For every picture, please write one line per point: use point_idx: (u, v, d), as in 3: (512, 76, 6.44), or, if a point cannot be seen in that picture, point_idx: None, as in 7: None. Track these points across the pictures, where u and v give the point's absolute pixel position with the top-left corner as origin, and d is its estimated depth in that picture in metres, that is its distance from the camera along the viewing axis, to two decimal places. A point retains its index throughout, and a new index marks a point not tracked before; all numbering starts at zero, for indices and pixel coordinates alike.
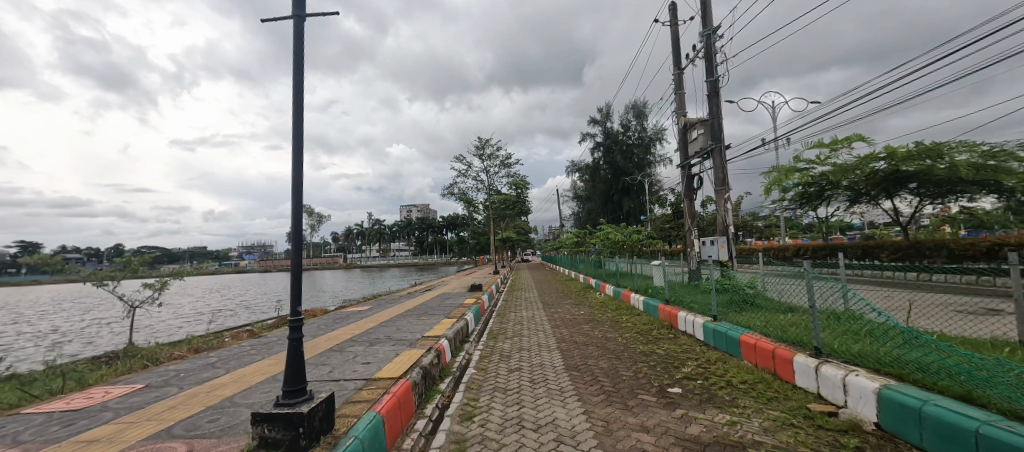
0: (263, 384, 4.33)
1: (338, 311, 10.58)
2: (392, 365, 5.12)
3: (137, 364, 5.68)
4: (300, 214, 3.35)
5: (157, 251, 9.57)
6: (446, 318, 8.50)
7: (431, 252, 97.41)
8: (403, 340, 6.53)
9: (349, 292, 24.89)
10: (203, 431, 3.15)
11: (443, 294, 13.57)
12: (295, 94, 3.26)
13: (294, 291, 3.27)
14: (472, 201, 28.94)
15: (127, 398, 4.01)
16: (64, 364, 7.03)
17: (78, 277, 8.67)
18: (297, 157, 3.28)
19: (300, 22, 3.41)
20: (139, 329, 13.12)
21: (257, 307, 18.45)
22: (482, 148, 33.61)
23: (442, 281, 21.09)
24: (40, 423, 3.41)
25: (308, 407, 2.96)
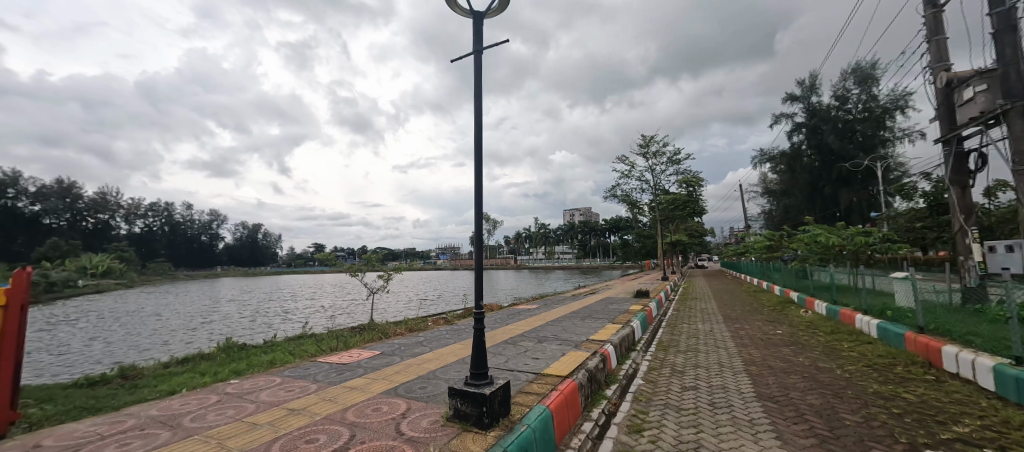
0: (454, 364, 5.09)
1: (511, 308, 11.68)
2: (559, 364, 5.21)
3: (378, 335, 7.66)
4: (482, 219, 3.79)
5: (387, 251, 12.76)
6: (610, 323, 8.20)
7: (593, 256, 97.23)
8: (568, 340, 6.64)
9: (520, 291, 27.34)
10: (417, 395, 3.90)
11: (606, 299, 13.27)
12: (476, 119, 3.76)
13: (477, 287, 3.69)
14: (636, 202, 27.52)
15: (372, 359, 5.42)
16: (341, 329, 10.11)
17: (347, 269, 12.37)
18: (478, 171, 3.77)
19: (479, 55, 3.92)
20: (381, 309, 17.79)
21: (451, 298, 22.26)
22: (647, 146, 31.73)
23: (605, 285, 20.67)
24: (328, 369, 4.95)
25: (489, 390, 3.26)
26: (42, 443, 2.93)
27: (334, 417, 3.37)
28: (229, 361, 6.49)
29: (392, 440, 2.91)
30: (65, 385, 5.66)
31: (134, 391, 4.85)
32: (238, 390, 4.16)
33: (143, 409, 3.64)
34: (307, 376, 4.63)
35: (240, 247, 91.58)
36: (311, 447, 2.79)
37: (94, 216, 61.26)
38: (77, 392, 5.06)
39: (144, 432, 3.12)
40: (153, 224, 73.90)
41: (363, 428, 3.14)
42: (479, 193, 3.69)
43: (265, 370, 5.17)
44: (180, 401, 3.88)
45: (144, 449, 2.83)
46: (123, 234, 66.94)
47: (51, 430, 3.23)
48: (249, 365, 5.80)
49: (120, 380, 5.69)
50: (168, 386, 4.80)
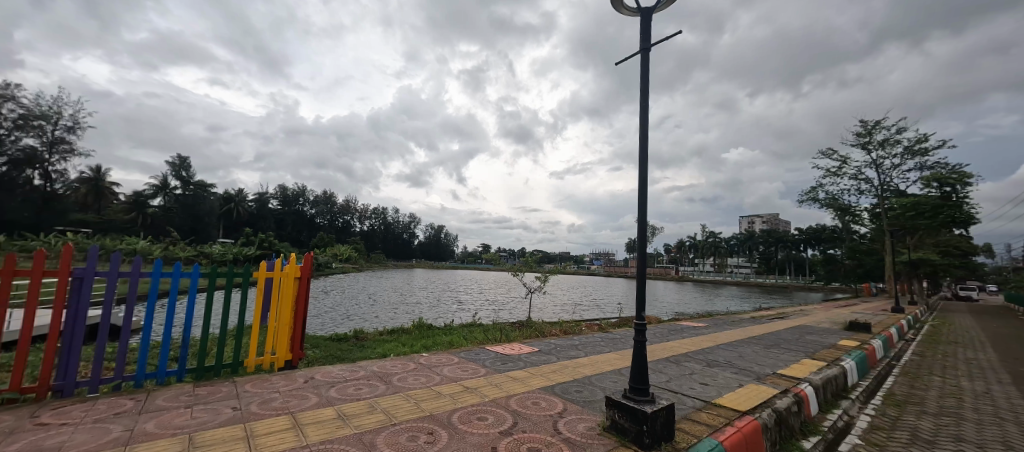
0: (609, 373, 4.89)
1: (672, 323, 10.58)
2: (734, 395, 4.36)
3: (535, 333, 8.10)
4: (646, 222, 3.64)
5: (543, 253, 13.39)
6: (809, 358, 6.48)
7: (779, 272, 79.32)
8: (747, 370, 5.54)
9: (680, 305, 24.60)
10: (573, 397, 3.88)
11: (802, 326, 10.56)
12: (641, 118, 3.79)
13: (639, 294, 3.42)
14: (850, 206, 21.38)
15: (531, 354, 5.73)
16: (504, 322, 11.12)
17: (509, 269, 13.56)
18: (643, 175, 3.74)
19: (646, 56, 3.84)
20: (536, 308, 18.81)
21: (605, 306, 21.71)
22: (868, 134, 24.42)
23: (800, 309, 16.51)
24: (494, 357, 5.47)
25: (652, 408, 2.95)
26: (316, 377, 4.18)
27: (500, 401, 3.65)
28: (421, 337, 7.95)
29: (549, 437, 2.94)
30: (327, 337, 7.99)
31: (363, 349, 6.43)
32: (427, 362, 5.00)
33: (368, 365, 4.77)
34: (477, 360, 5.21)
35: (428, 244, 112.19)
36: (480, 424, 3.07)
37: (344, 217, 85.46)
38: (333, 343, 7.06)
39: (367, 382, 4.05)
40: (376, 223, 97.47)
41: (523, 418, 3.28)
42: (644, 194, 3.67)
43: (446, 349, 6.09)
44: (389, 363, 4.92)
45: (367, 395, 3.67)
46: (360, 229, 90.89)
47: (319, 368, 4.56)
48: (435, 343, 6.95)
49: (356, 340, 7.67)
50: (382, 350, 6.18)
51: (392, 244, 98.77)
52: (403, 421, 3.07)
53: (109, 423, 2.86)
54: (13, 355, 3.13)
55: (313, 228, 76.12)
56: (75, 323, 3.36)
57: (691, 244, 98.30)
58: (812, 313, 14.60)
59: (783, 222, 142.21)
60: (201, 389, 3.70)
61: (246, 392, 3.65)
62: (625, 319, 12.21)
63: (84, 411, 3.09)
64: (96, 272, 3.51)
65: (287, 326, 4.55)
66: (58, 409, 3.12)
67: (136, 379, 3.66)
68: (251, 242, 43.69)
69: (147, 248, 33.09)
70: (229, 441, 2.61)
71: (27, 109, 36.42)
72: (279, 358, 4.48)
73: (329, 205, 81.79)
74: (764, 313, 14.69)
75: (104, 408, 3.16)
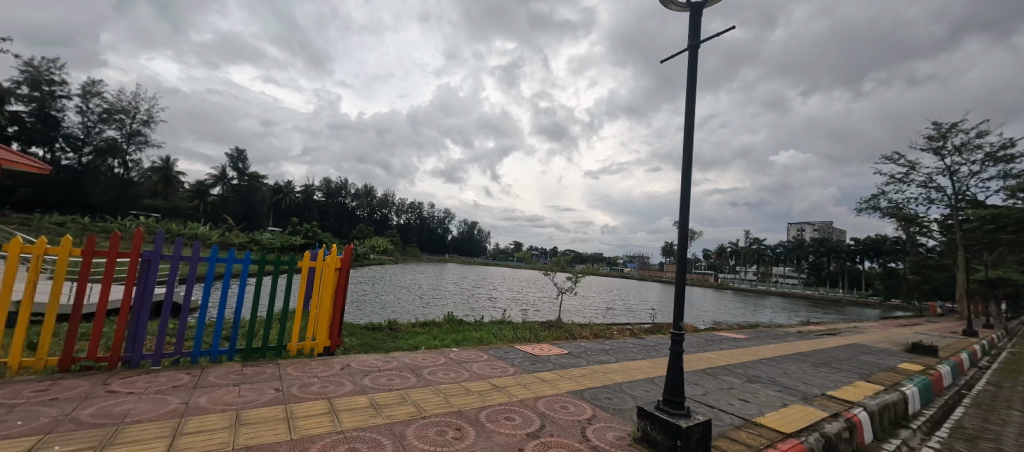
0: (642, 382, 4.71)
1: (710, 332, 10.08)
2: (778, 414, 4.07)
3: (565, 334, 7.99)
4: (687, 229, 3.46)
5: (574, 253, 13.16)
6: (864, 381, 5.95)
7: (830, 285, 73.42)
8: (792, 389, 5.16)
9: (719, 315, 23.41)
10: (603, 404, 3.78)
11: (857, 346, 9.71)
12: (687, 119, 3.60)
13: (677, 304, 3.25)
14: (918, 216, 19.39)
15: (560, 356, 5.65)
16: (534, 322, 11.08)
17: (540, 268, 13.46)
18: (686, 174, 3.53)
19: (694, 52, 3.66)
20: (567, 309, 18.59)
21: (638, 311, 21.02)
22: (942, 137, 22.08)
23: (853, 326, 15.24)
24: (523, 356, 5.44)
25: (687, 423, 2.81)
26: (351, 365, 4.34)
27: (528, 403, 3.61)
28: (452, 331, 8.08)
29: (577, 443, 2.87)
30: (363, 326, 8.31)
31: (396, 340, 6.63)
32: (457, 358, 5.06)
33: (400, 356, 4.90)
34: (506, 359, 5.22)
35: (461, 240, 114.13)
36: (507, 425, 3.05)
37: (383, 211, 88.71)
38: (368, 332, 7.33)
39: (399, 373, 4.15)
40: (412, 217, 100.18)
41: (551, 421, 3.23)
42: (686, 200, 3.49)
43: (475, 345, 6.14)
44: (420, 356, 5.03)
45: (399, 386, 3.76)
46: (397, 222, 93.94)
47: (354, 356, 4.73)
48: (465, 338, 7.04)
49: (390, 330, 7.93)
50: (415, 342, 6.34)
51: (426, 238, 101.46)
52: (431, 415, 3.11)
53: (168, 395, 3.11)
54: (92, 328, 3.48)
55: (354, 219, 79.56)
56: (143, 300, 3.67)
57: (732, 252, 93.49)
58: (868, 331, 13.41)
59: (839, 231, 131.39)
60: (248, 369, 3.95)
61: (288, 374, 3.85)
62: (659, 325, 11.79)
63: (147, 382, 3.39)
64: (162, 255, 3.82)
65: (327, 313, 4.76)
66: (127, 378, 3.44)
67: (192, 355, 3.98)
68: (297, 231, 46.21)
69: (207, 234, 35.92)
70: (270, 421, 2.75)
71: (112, 104, 40.75)
72: (319, 344, 4.70)
73: (369, 198, 85.12)
74: (813, 328, 13.64)
75: (164, 381, 3.44)
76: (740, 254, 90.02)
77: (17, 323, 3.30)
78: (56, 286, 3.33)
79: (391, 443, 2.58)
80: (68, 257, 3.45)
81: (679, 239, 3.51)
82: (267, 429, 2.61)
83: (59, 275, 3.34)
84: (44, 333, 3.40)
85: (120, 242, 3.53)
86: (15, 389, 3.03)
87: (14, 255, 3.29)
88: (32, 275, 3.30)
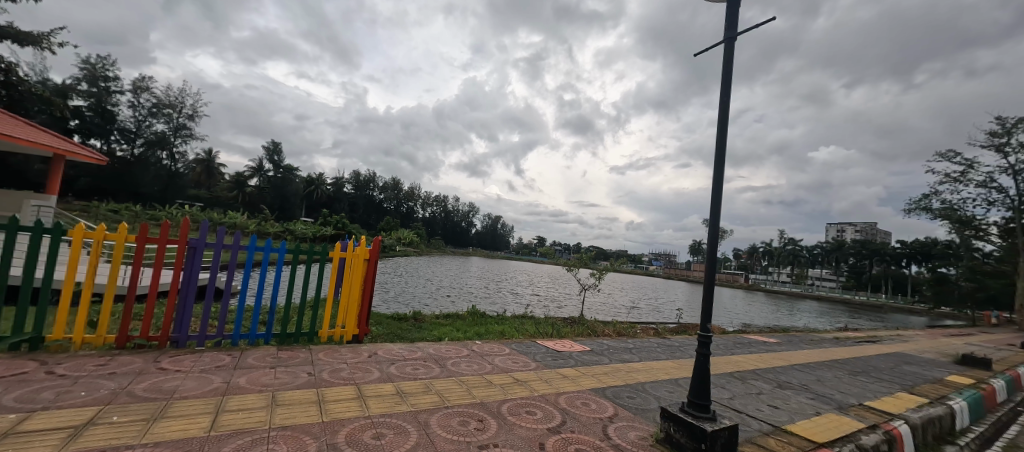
0: (665, 383, 4.62)
1: (738, 335, 9.74)
2: (810, 423, 3.90)
3: (587, 331, 7.94)
4: (716, 231, 3.34)
5: (597, 250, 13.00)
6: (906, 392, 5.61)
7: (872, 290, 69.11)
8: (827, 398, 4.92)
9: (748, 317, 22.60)
10: (625, 403, 3.75)
11: (900, 355, 9.14)
12: (721, 113, 3.46)
13: (705, 305, 3.16)
14: (973, 220, 17.89)
15: (582, 353, 5.61)
16: (556, 318, 11.07)
17: (562, 264, 13.38)
18: (719, 173, 3.40)
19: (730, 44, 3.50)
20: (589, 306, 18.46)
21: (662, 310, 20.53)
22: (1005, 133, 20.22)
23: (896, 334, 14.36)
24: (545, 352, 5.45)
25: (712, 427, 2.74)
26: (377, 354, 4.47)
27: (549, 398, 3.63)
28: (474, 324, 8.19)
29: (599, 441, 2.86)
30: (389, 316, 8.54)
31: (420, 331, 6.80)
32: (479, 350, 5.13)
33: (424, 346, 5.02)
34: (528, 353, 5.24)
35: (484, 234, 115.10)
36: (529, 418, 3.08)
37: (409, 203, 90.54)
38: (394, 322, 7.55)
39: (423, 363, 4.26)
40: (437, 210, 101.73)
41: (572, 417, 3.24)
42: (718, 197, 3.36)
43: (497, 339, 6.19)
44: (444, 347, 5.13)
45: (423, 375, 3.86)
46: (422, 215, 95.71)
47: (381, 345, 4.89)
48: (487, 331, 7.12)
49: (415, 320, 8.13)
50: (438, 333, 6.47)
51: (450, 231, 102.92)
52: (454, 405, 3.18)
53: (211, 374, 3.32)
54: (145, 309, 3.76)
55: (381, 211, 81.55)
56: (190, 285, 3.92)
57: (764, 252, 89.70)
58: (913, 340, 12.60)
59: (884, 233, 123.17)
60: (283, 352, 4.15)
61: (319, 359, 4.03)
62: (684, 326, 11.52)
63: (193, 361, 3.63)
64: (206, 243, 4.06)
65: (356, 303, 4.93)
66: (175, 357, 3.69)
67: (232, 338, 4.23)
68: (328, 222, 47.86)
69: (245, 223, 37.78)
70: (303, 403, 2.89)
71: (160, 99, 43.32)
72: (348, 332, 4.89)
73: (395, 191, 87.05)
74: (851, 334, 12.95)
75: (207, 361, 3.67)
76: (772, 255, 86.28)
77: (82, 303, 3.60)
78: (114, 269, 3.59)
79: (415, 430, 2.66)
80: (124, 243, 3.72)
81: (708, 237, 3.40)
82: (301, 411, 2.74)
83: (116, 260, 3.61)
84: (102, 313, 3.69)
85: (169, 230, 3.77)
86: (79, 363, 3.31)
87: (78, 240, 3.58)
88: (93, 259, 3.58)
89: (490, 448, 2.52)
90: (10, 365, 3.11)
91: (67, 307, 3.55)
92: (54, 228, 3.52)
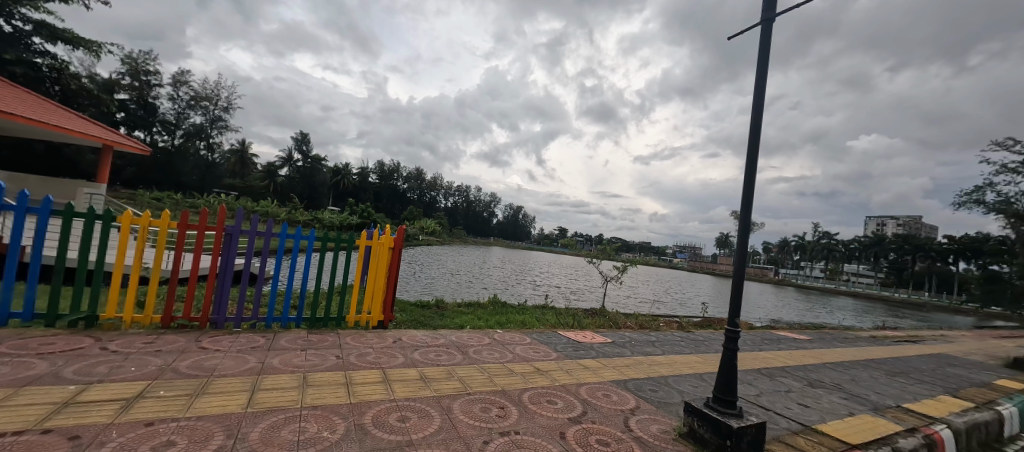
0: (689, 378, 4.51)
1: (766, 331, 9.42)
2: (843, 424, 3.74)
3: (609, 323, 7.90)
4: (748, 224, 3.21)
5: (622, 242, 12.79)
6: (951, 396, 5.27)
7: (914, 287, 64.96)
8: (860, 398, 4.72)
9: (778, 312, 21.87)
10: (647, 396, 3.70)
11: (944, 356, 8.62)
12: (756, 96, 3.30)
13: (734, 299, 3.05)
14: None
15: (603, 345, 5.57)
16: (577, 309, 11.05)
17: (584, 255, 13.26)
18: (751, 162, 3.25)
19: (769, 24, 3.30)
20: (612, 298, 18.32)
21: (686, 304, 20.05)
22: None
23: (939, 334, 13.57)
24: (566, 342, 5.44)
25: (738, 423, 2.68)
26: (401, 339, 4.59)
27: (570, 388, 3.63)
28: (496, 313, 8.27)
29: (620, 433, 2.85)
30: (413, 303, 8.75)
31: (443, 318, 6.94)
32: (501, 339, 5.17)
33: (447, 334, 5.11)
34: (549, 344, 5.25)
35: (505, 224, 115.56)
36: (550, 408, 3.10)
37: (431, 193, 91.70)
38: (417, 309, 7.72)
39: (446, 350, 4.34)
40: (459, 200, 102.72)
41: (593, 409, 3.22)
42: (751, 186, 3.22)
43: (519, 328, 6.24)
44: (466, 335, 5.21)
45: (446, 362, 3.93)
46: (444, 205, 96.81)
47: (405, 331, 5.00)
48: (508, 320, 7.19)
49: (437, 308, 8.30)
50: (460, 321, 6.58)
51: (472, 221, 103.78)
52: (476, 392, 3.23)
53: (248, 354, 3.50)
54: (188, 291, 3.98)
55: (404, 201, 82.95)
56: (226, 269, 4.12)
57: (796, 245, 86.07)
58: (959, 341, 11.85)
59: (930, 228, 115.17)
60: (312, 336, 4.32)
61: (347, 343, 4.17)
62: (709, 320, 11.25)
63: (231, 341, 3.83)
64: (241, 230, 4.24)
65: (382, 289, 5.05)
66: (215, 337, 3.91)
67: (266, 320, 4.43)
68: (353, 211, 49.16)
69: (276, 211, 39.37)
70: (332, 384, 3.00)
71: (197, 92, 45.34)
72: (374, 317, 5.03)
73: (419, 181, 88.36)
74: (889, 333, 12.33)
75: (244, 341, 3.87)
76: (805, 249, 82.61)
77: (129, 285, 3.84)
78: (159, 254, 3.81)
79: (439, 415, 2.72)
80: (167, 229, 3.93)
81: (739, 229, 3.27)
82: (330, 392, 2.85)
83: (161, 245, 3.83)
84: (149, 294, 3.92)
85: (208, 217, 3.95)
86: (129, 340, 3.55)
87: (126, 226, 3.81)
88: (139, 244, 3.80)
89: (512, 435, 2.55)
90: (69, 341, 3.37)
91: (118, 288, 3.80)
92: (104, 215, 3.76)
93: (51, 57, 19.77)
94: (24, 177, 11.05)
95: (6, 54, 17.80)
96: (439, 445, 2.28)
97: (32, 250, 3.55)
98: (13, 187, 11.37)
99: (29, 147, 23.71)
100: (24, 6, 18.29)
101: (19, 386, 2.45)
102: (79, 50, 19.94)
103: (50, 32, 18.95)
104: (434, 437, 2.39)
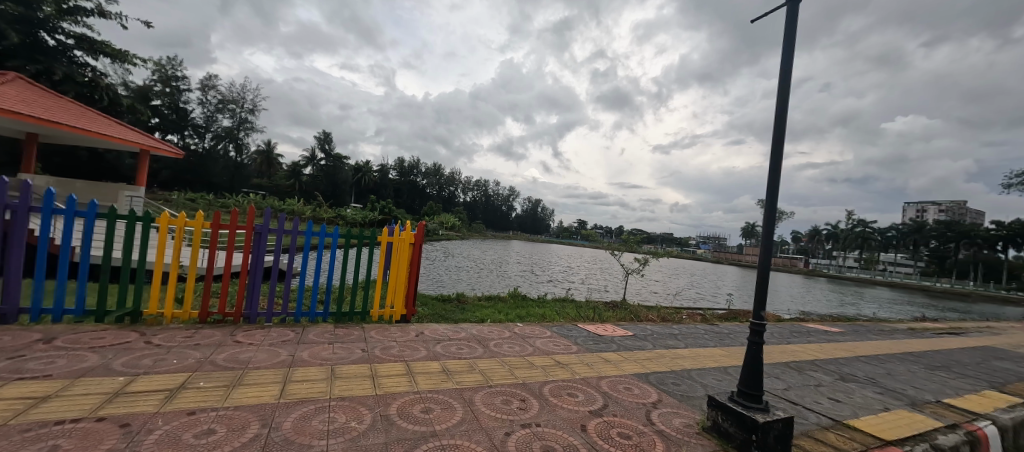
0: (713, 371, 4.44)
1: (795, 323, 9.14)
2: (877, 419, 3.60)
3: (630, 316, 7.83)
4: (774, 216, 3.07)
5: (644, 233, 12.46)
6: (994, 390, 4.98)
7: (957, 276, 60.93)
8: (896, 392, 4.52)
9: (810, 304, 21.02)
10: (669, 389, 3.67)
11: (989, 349, 8.16)
12: (781, 79, 3.15)
13: (758, 292, 2.96)
14: None
15: (624, 337, 5.53)
16: (597, 302, 10.96)
17: (605, 247, 13.12)
18: (778, 146, 3.13)
19: (794, 4, 3.13)
20: (634, 291, 18.12)
21: (712, 297, 19.47)
22: None
23: (985, 326, 12.87)
24: (586, 336, 5.43)
25: (764, 418, 2.61)
26: (424, 333, 4.69)
27: (590, 381, 3.63)
28: (516, 306, 8.34)
29: (642, 426, 2.83)
30: (435, 297, 8.96)
31: (464, 312, 7.07)
32: (521, 332, 5.22)
33: (468, 327, 5.18)
34: (569, 337, 5.26)
35: (524, 217, 115.34)
36: (571, 400, 3.11)
37: (450, 188, 92.34)
38: (439, 303, 7.88)
39: (466, 344, 4.41)
40: (477, 195, 103.24)
41: (614, 402, 3.22)
42: (776, 174, 3.10)
43: (539, 322, 6.28)
44: (487, 328, 5.27)
45: (467, 355, 4.00)
46: (463, 200, 97.12)
47: (427, 325, 5.10)
48: (528, 314, 7.22)
49: (458, 301, 8.45)
50: (480, 315, 6.67)
51: (491, 215, 104.10)
52: (497, 384, 3.28)
53: (279, 348, 3.66)
54: (222, 288, 4.17)
55: (424, 197, 83.87)
56: (257, 266, 4.31)
57: (828, 234, 82.27)
58: (1008, 333, 11.11)
59: (976, 213, 107.94)
60: (339, 330, 4.47)
61: (371, 337, 4.30)
62: (735, 312, 10.95)
63: (262, 335, 4.01)
64: (270, 229, 4.39)
65: (404, 284, 5.16)
66: (248, 331, 4.10)
67: (296, 315, 4.60)
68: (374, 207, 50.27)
69: (301, 209, 40.75)
70: (359, 376, 3.11)
71: (225, 95, 47.04)
72: (397, 312, 5.14)
73: (438, 176, 88.98)
74: (928, 325, 11.74)
75: (275, 335, 4.04)
76: (838, 237, 79.03)
77: (168, 282, 4.05)
78: (194, 252, 3.99)
79: (461, 406, 2.78)
80: (202, 229, 4.11)
81: (763, 219, 3.13)
82: (357, 384, 2.95)
83: (196, 244, 4.01)
84: (187, 291, 4.13)
85: (238, 217, 4.11)
86: (170, 335, 3.76)
87: (165, 226, 4.00)
88: (177, 243, 3.99)
89: (534, 427, 2.58)
90: (118, 335, 3.61)
91: (159, 285, 4.02)
92: (144, 217, 3.95)
93: (91, 69, 20.98)
94: (72, 181, 11.79)
95: (50, 66, 18.94)
96: (461, 437, 2.34)
97: (81, 250, 3.77)
98: (61, 191, 12.13)
99: (73, 155, 25.27)
100: (65, 21, 19.37)
101: (75, 378, 2.64)
102: (115, 62, 20.99)
103: (90, 45, 19.97)
104: (457, 428, 2.44)
